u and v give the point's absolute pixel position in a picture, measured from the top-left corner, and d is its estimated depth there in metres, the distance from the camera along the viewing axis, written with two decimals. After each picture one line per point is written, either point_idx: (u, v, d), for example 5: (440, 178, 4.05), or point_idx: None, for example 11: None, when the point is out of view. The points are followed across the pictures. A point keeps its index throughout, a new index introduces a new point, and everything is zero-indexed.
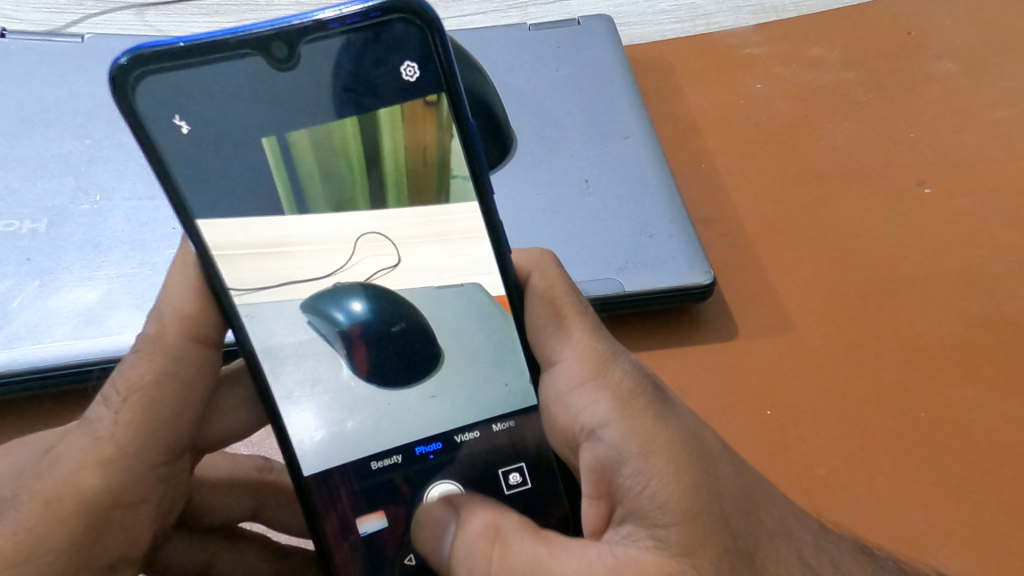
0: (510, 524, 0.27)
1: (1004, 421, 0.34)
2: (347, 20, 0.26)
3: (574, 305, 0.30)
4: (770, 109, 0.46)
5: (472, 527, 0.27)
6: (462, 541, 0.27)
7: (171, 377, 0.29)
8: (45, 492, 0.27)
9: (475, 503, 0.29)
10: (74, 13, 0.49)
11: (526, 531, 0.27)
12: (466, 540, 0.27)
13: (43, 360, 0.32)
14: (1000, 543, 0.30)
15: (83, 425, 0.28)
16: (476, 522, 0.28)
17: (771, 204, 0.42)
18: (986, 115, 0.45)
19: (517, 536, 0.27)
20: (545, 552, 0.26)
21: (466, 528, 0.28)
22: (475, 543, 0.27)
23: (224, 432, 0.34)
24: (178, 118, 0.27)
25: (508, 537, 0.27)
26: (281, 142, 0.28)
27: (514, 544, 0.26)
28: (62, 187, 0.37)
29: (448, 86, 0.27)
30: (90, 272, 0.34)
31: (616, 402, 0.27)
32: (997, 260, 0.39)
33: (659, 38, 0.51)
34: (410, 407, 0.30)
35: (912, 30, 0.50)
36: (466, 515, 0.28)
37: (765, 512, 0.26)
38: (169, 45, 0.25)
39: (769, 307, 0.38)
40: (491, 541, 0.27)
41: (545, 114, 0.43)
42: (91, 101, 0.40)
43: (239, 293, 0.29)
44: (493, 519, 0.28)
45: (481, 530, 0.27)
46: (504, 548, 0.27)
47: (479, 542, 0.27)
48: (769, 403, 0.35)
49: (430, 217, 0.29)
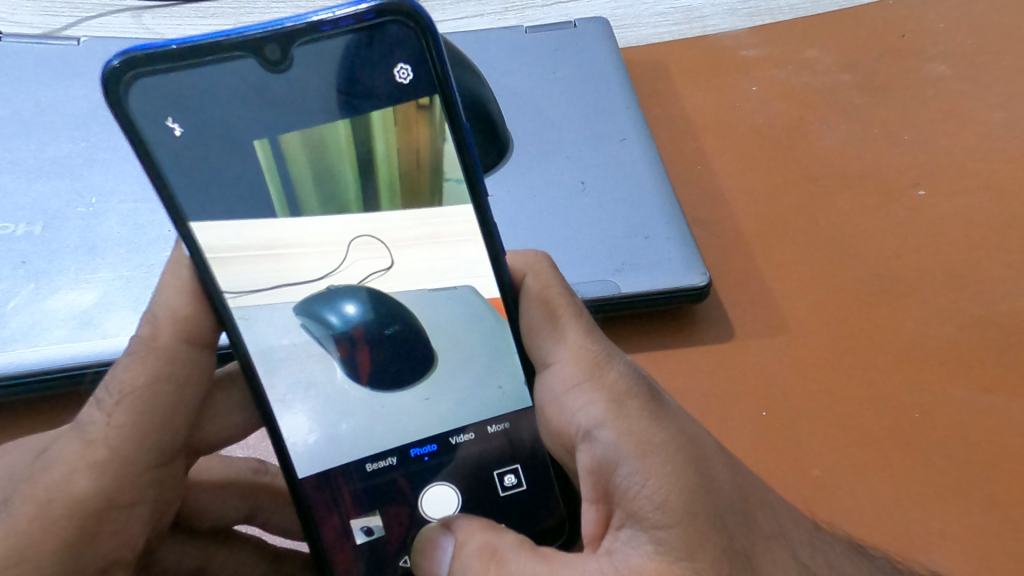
0: (506, 544, 0.27)
1: (998, 421, 0.34)
2: (341, 23, 0.26)
3: (569, 306, 0.30)
4: (764, 110, 0.46)
5: (469, 547, 0.27)
6: (459, 565, 0.27)
7: (165, 378, 0.29)
8: (37, 495, 0.27)
9: (474, 522, 0.28)
10: (70, 17, 0.49)
11: (523, 548, 0.27)
12: (462, 561, 0.27)
13: (38, 363, 0.32)
14: (994, 543, 0.30)
15: (75, 428, 0.28)
16: (473, 543, 0.27)
17: (766, 206, 0.42)
18: (980, 116, 0.45)
19: (514, 555, 0.26)
20: (544, 570, 0.26)
21: (462, 550, 0.27)
22: (471, 564, 0.26)
23: (219, 434, 0.34)
24: (171, 120, 0.27)
25: (504, 558, 0.26)
26: (274, 145, 0.28)
27: (511, 563, 0.26)
28: (57, 190, 0.37)
29: (441, 88, 0.27)
30: (85, 275, 0.34)
31: (612, 403, 0.27)
32: (991, 260, 0.39)
33: (655, 40, 0.51)
34: (404, 409, 0.31)
35: (906, 32, 0.50)
36: (464, 536, 0.27)
37: (760, 513, 0.26)
38: (162, 47, 0.25)
39: (764, 308, 0.38)
40: (487, 561, 0.26)
41: (541, 117, 0.43)
42: (86, 104, 0.40)
43: (233, 296, 0.29)
44: (490, 538, 0.27)
45: (478, 551, 0.27)
46: (501, 566, 0.26)
47: (474, 563, 0.26)
48: (763, 403, 0.35)
49: (423, 220, 0.29)
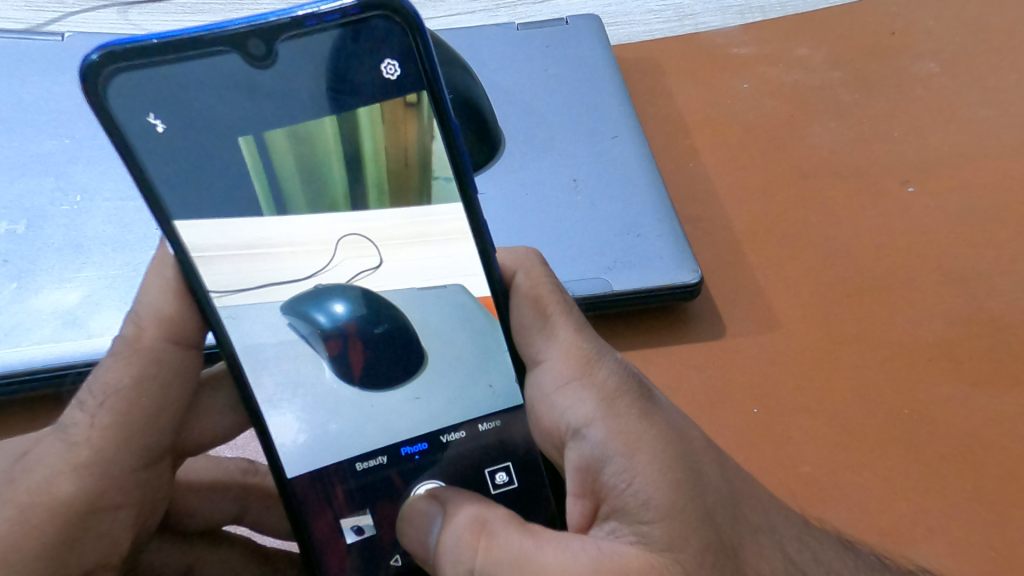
0: (496, 517, 0.27)
1: (985, 416, 0.34)
2: (327, 18, 0.26)
3: (559, 303, 0.30)
4: (755, 108, 0.46)
5: (459, 520, 0.27)
6: (448, 535, 0.27)
7: (149, 380, 0.29)
8: (18, 498, 0.26)
9: (462, 496, 0.28)
10: (55, 12, 0.49)
11: (512, 522, 0.27)
12: (452, 533, 0.27)
13: (20, 363, 0.32)
14: (982, 540, 0.31)
15: (58, 430, 0.28)
16: (463, 515, 0.27)
17: (757, 203, 0.42)
18: (968, 113, 0.45)
19: (502, 527, 0.26)
20: (529, 544, 0.26)
21: (452, 522, 0.27)
22: (461, 534, 0.27)
23: (206, 435, 0.33)
24: (153, 116, 0.26)
25: (494, 530, 0.26)
26: (258, 142, 0.27)
27: (499, 535, 0.26)
28: (40, 188, 0.36)
29: (429, 83, 0.27)
30: (69, 274, 0.34)
31: (602, 401, 0.27)
32: (979, 257, 0.39)
33: (646, 38, 0.51)
34: (395, 409, 0.30)
35: (895, 30, 0.50)
36: (453, 508, 0.28)
37: (749, 508, 0.26)
38: (142, 42, 0.25)
39: (754, 305, 0.38)
40: (477, 533, 0.27)
41: (532, 114, 0.43)
42: (71, 101, 0.40)
43: (219, 296, 0.29)
44: (481, 511, 0.27)
45: (468, 523, 0.27)
46: (490, 539, 0.26)
47: (465, 534, 0.27)
48: (754, 400, 0.35)
49: (412, 218, 0.29)
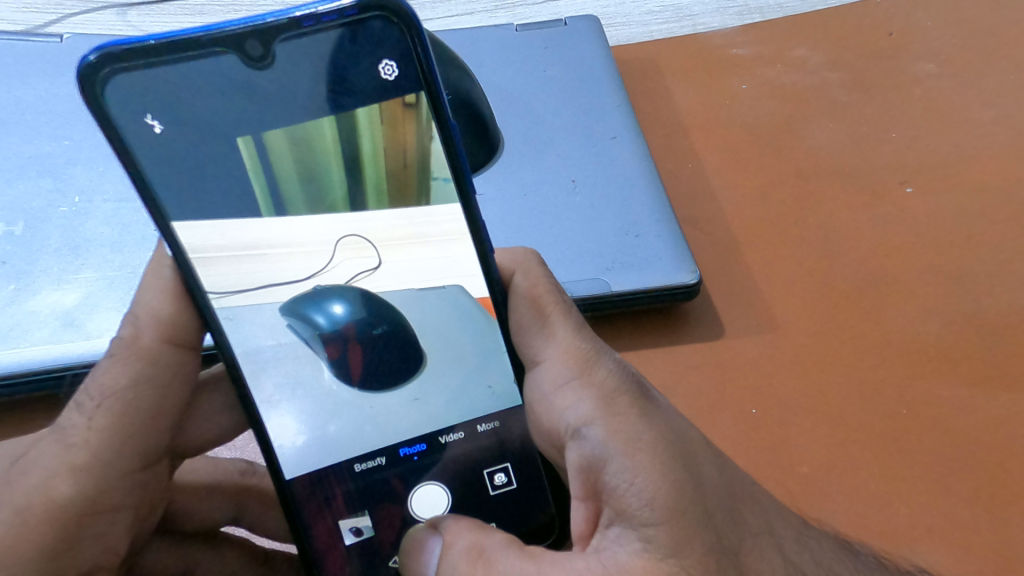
0: (494, 544, 0.27)
1: (983, 417, 0.34)
2: (325, 18, 0.26)
3: (557, 303, 0.30)
4: (753, 108, 0.46)
5: (457, 548, 0.27)
6: (446, 565, 0.26)
7: (147, 381, 0.29)
8: (15, 501, 0.26)
9: (460, 522, 0.28)
10: (53, 13, 0.49)
11: (510, 547, 0.26)
12: (450, 561, 0.26)
13: (17, 365, 0.32)
14: (980, 540, 0.31)
15: (55, 432, 0.28)
16: (460, 543, 0.27)
17: (755, 204, 0.42)
18: (965, 114, 0.45)
19: (502, 554, 0.26)
20: (531, 569, 0.25)
21: (450, 550, 0.27)
22: (459, 563, 0.26)
23: (203, 437, 0.33)
24: (151, 117, 0.26)
25: (492, 558, 0.26)
26: (257, 143, 0.27)
27: (499, 563, 0.26)
28: (39, 189, 0.37)
29: (427, 84, 0.27)
30: (67, 275, 0.34)
31: (601, 401, 0.27)
32: (977, 257, 0.39)
33: (645, 39, 0.51)
34: (393, 409, 0.30)
35: (893, 31, 0.50)
36: (451, 537, 0.27)
37: (748, 510, 0.26)
38: (140, 43, 0.25)
39: (753, 305, 0.38)
40: (474, 561, 0.26)
41: (531, 115, 0.43)
42: (69, 102, 0.40)
43: (217, 297, 0.29)
44: (478, 538, 0.27)
45: (465, 551, 0.26)
46: (488, 567, 0.26)
47: (462, 562, 0.26)
48: (752, 400, 0.35)
49: (411, 219, 0.29)
